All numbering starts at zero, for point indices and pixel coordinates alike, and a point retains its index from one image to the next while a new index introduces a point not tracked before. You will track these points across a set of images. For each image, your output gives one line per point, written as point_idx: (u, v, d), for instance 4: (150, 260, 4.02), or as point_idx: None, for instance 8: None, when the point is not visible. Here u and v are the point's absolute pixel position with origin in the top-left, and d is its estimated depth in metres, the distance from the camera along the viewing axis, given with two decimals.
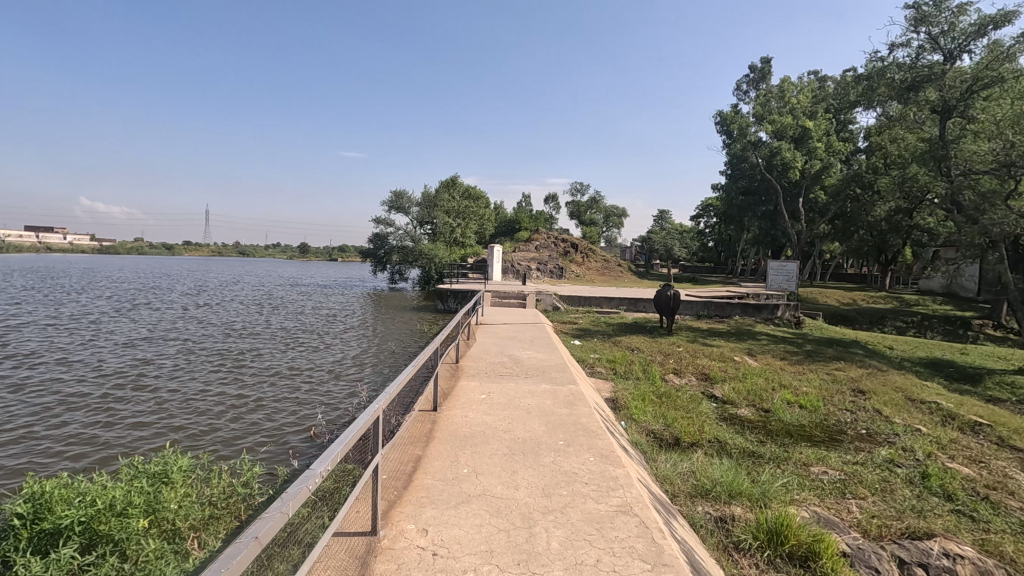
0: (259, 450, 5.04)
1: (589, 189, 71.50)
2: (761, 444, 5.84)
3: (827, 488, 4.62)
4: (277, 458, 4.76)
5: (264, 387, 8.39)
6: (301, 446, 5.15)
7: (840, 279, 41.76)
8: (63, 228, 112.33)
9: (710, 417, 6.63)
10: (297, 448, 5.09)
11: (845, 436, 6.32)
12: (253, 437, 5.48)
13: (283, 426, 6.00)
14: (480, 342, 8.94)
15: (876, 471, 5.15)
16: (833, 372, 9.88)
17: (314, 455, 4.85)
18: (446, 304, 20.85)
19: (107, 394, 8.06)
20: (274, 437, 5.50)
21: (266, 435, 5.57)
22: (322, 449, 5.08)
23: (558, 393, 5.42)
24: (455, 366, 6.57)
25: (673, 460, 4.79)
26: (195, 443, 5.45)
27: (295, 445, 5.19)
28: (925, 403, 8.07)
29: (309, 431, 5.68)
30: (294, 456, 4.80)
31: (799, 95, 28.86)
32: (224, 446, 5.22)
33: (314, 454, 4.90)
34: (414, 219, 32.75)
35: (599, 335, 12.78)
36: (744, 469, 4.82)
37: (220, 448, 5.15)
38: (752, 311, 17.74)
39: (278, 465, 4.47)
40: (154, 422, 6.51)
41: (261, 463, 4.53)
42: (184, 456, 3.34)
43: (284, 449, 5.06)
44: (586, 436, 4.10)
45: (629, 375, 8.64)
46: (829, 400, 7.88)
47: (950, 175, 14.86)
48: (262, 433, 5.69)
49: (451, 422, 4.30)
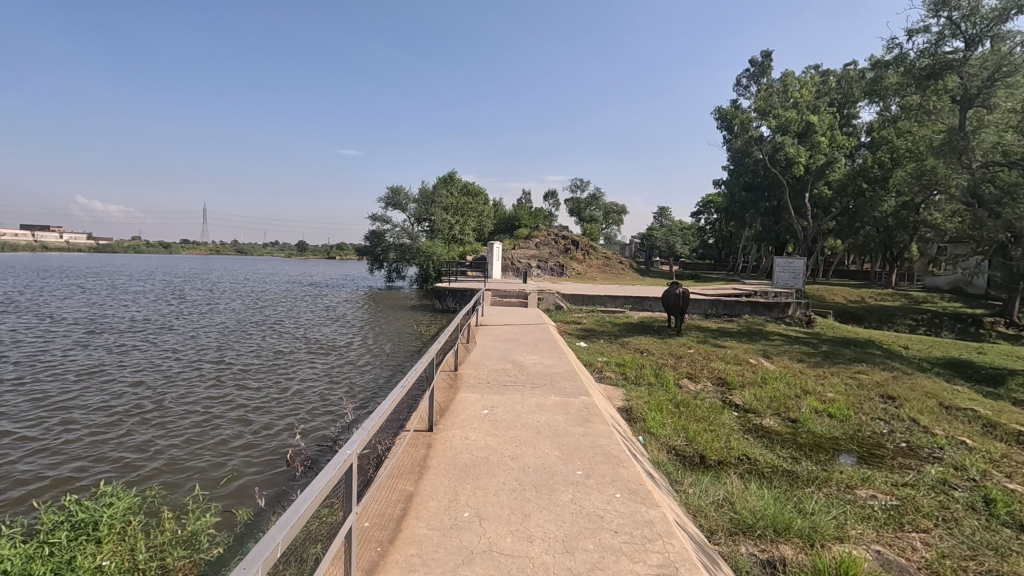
0: (217, 482, 4.40)
1: (589, 186, 70.92)
2: (794, 460, 5.24)
3: (881, 518, 4.00)
4: (241, 494, 4.14)
5: (242, 397, 7.73)
6: (273, 475, 4.56)
7: (844, 275, 41.21)
8: (59, 227, 111.13)
9: (732, 429, 6.01)
10: (270, 478, 4.48)
11: (886, 451, 5.70)
12: (220, 464, 4.85)
13: (253, 448, 5.33)
14: (480, 346, 8.27)
15: (933, 495, 4.53)
16: (856, 376, 9.28)
17: (287, 490, 4.21)
18: (444, 304, 20.25)
19: (72, 407, 7.41)
20: (243, 464, 4.84)
21: (234, 461, 4.93)
22: (296, 479, 4.44)
23: (570, 407, 4.79)
24: (452, 376, 5.92)
25: (702, 486, 4.19)
26: (151, 470, 4.80)
27: (265, 474, 4.57)
28: (959, 411, 7.45)
29: (284, 456, 5.03)
30: (260, 492, 4.17)
31: (802, 89, 28.18)
32: (184, 476, 4.58)
33: (287, 487, 4.29)
34: (411, 215, 32.02)
35: (605, 336, 12.12)
36: (786, 497, 4.18)
37: (178, 479, 4.52)
38: (763, 309, 17.12)
39: (242, 505, 3.84)
40: (110, 439, 5.84)
41: (221, 503, 3.88)
42: (119, 505, 2.76)
43: (249, 481, 4.43)
44: (607, 464, 3.49)
45: (640, 380, 8.02)
46: (859, 408, 7.27)
47: (972, 169, 14.05)
48: (229, 457, 5.04)
49: (448, 447, 3.68)
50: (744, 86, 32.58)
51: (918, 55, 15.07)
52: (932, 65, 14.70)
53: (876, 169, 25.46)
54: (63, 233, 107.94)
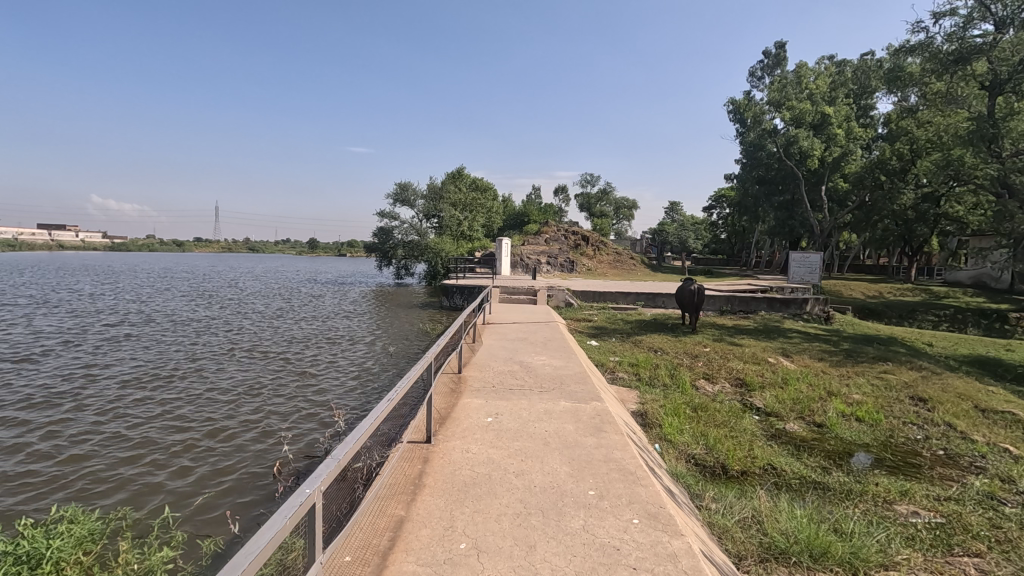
0: (200, 505, 4.14)
1: (599, 180, 69.99)
2: (824, 471, 4.84)
3: (927, 540, 3.61)
4: (214, 520, 3.88)
5: (240, 401, 7.53)
6: (254, 495, 4.30)
7: (861, 270, 40.27)
8: (75, 227, 112.18)
9: (755, 436, 5.61)
10: (248, 500, 4.23)
11: (923, 460, 5.27)
12: (204, 482, 4.61)
13: (240, 461, 5.09)
14: (486, 346, 7.95)
15: (980, 511, 4.12)
16: (884, 376, 8.80)
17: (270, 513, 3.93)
18: (452, 300, 19.95)
19: (69, 411, 7.27)
20: (229, 481, 4.59)
21: (218, 477, 4.70)
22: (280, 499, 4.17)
23: (581, 415, 4.45)
24: (456, 379, 5.59)
25: (727, 502, 3.84)
26: (130, 487, 4.58)
27: (245, 495, 4.32)
28: (997, 414, 6.98)
29: (272, 470, 4.77)
30: (236, 518, 3.91)
31: (818, 80, 27.44)
32: (162, 496, 4.36)
33: (267, 510, 4.02)
34: (419, 211, 31.67)
35: (617, 335, 11.74)
36: (822, 516, 3.78)
37: (155, 499, 4.29)
38: (780, 306, 16.58)
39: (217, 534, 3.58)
40: (100, 448, 5.66)
41: (195, 533, 3.62)
42: (67, 541, 2.49)
43: (228, 504, 4.17)
44: (622, 482, 3.13)
45: (654, 381, 7.66)
46: (889, 412, 6.81)
47: (1003, 158, 13.41)
48: (213, 473, 4.81)
49: (447, 462, 3.36)
50: (758, 78, 31.82)
51: (944, 40, 14.33)
52: (958, 50, 13.99)
53: (895, 161, 24.69)
54: (79, 232, 109.26)
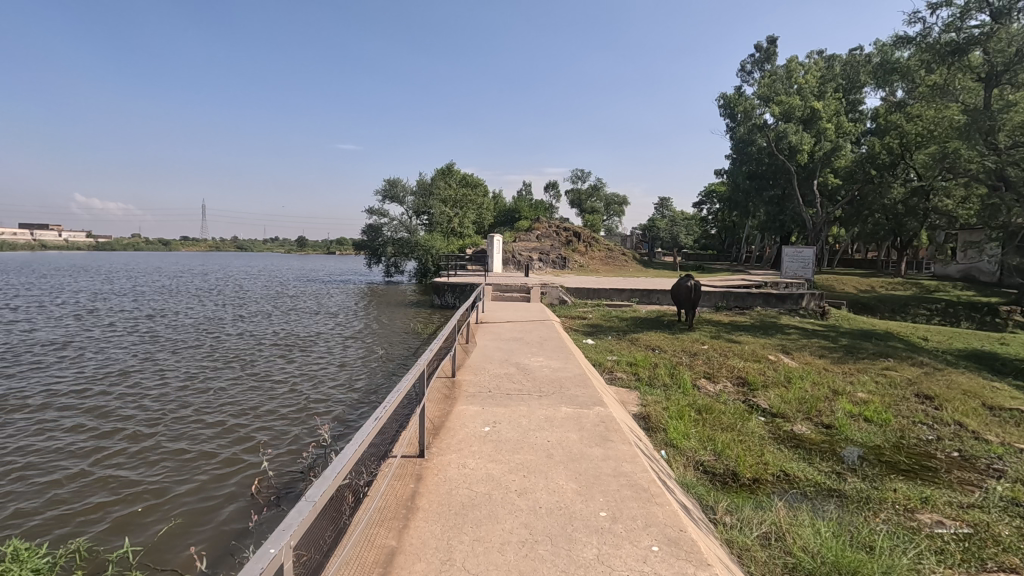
0: (163, 535, 3.78)
1: (590, 177, 69.66)
2: (838, 476, 4.60)
3: (957, 553, 3.37)
4: (179, 555, 3.52)
5: (221, 405, 7.18)
6: (225, 522, 3.94)
7: (851, 265, 40.45)
8: (57, 227, 109.69)
9: (764, 439, 5.37)
10: (223, 525, 3.91)
11: (938, 463, 5.07)
12: (175, 504, 4.26)
13: (216, 477, 4.75)
14: (481, 347, 7.62)
15: (1007, 520, 3.90)
16: (885, 373, 8.61)
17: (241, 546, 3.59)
18: (444, 299, 19.58)
19: (39, 416, 6.91)
20: (202, 503, 4.25)
21: (193, 498, 4.36)
22: (252, 529, 3.82)
23: (584, 422, 4.15)
24: (449, 385, 5.26)
25: (744, 516, 3.56)
26: (96, 506, 4.24)
27: (219, 520, 3.98)
28: (1004, 412, 6.82)
29: (248, 491, 4.43)
30: (204, 551, 3.57)
31: (808, 74, 27.33)
32: (130, 521, 4.01)
33: (239, 540, 3.69)
34: (408, 208, 31.15)
35: (613, 332, 11.50)
36: (848, 531, 3.51)
37: (118, 523, 3.98)
38: (775, 301, 16.44)
39: None
40: (68, 457, 5.32)
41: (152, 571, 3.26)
42: None
43: (197, 532, 3.82)
44: (636, 501, 2.84)
45: (654, 381, 7.40)
46: (896, 411, 6.61)
47: (998, 151, 13.37)
48: (187, 491, 4.48)
49: (441, 479, 3.06)
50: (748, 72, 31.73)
51: (940, 31, 14.20)
52: (954, 41, 13.85)
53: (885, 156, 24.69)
54: (61, 232, 107.22)
